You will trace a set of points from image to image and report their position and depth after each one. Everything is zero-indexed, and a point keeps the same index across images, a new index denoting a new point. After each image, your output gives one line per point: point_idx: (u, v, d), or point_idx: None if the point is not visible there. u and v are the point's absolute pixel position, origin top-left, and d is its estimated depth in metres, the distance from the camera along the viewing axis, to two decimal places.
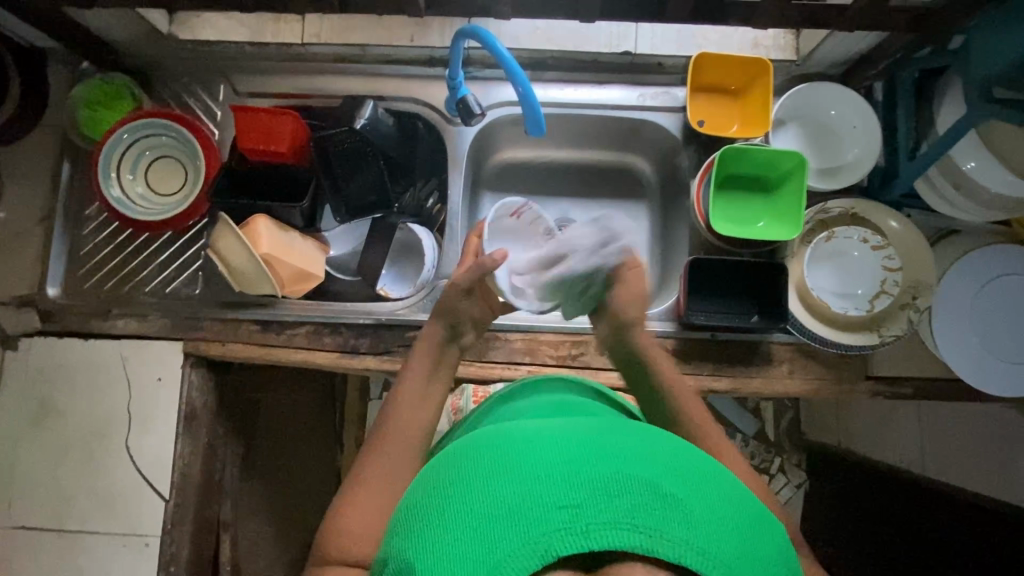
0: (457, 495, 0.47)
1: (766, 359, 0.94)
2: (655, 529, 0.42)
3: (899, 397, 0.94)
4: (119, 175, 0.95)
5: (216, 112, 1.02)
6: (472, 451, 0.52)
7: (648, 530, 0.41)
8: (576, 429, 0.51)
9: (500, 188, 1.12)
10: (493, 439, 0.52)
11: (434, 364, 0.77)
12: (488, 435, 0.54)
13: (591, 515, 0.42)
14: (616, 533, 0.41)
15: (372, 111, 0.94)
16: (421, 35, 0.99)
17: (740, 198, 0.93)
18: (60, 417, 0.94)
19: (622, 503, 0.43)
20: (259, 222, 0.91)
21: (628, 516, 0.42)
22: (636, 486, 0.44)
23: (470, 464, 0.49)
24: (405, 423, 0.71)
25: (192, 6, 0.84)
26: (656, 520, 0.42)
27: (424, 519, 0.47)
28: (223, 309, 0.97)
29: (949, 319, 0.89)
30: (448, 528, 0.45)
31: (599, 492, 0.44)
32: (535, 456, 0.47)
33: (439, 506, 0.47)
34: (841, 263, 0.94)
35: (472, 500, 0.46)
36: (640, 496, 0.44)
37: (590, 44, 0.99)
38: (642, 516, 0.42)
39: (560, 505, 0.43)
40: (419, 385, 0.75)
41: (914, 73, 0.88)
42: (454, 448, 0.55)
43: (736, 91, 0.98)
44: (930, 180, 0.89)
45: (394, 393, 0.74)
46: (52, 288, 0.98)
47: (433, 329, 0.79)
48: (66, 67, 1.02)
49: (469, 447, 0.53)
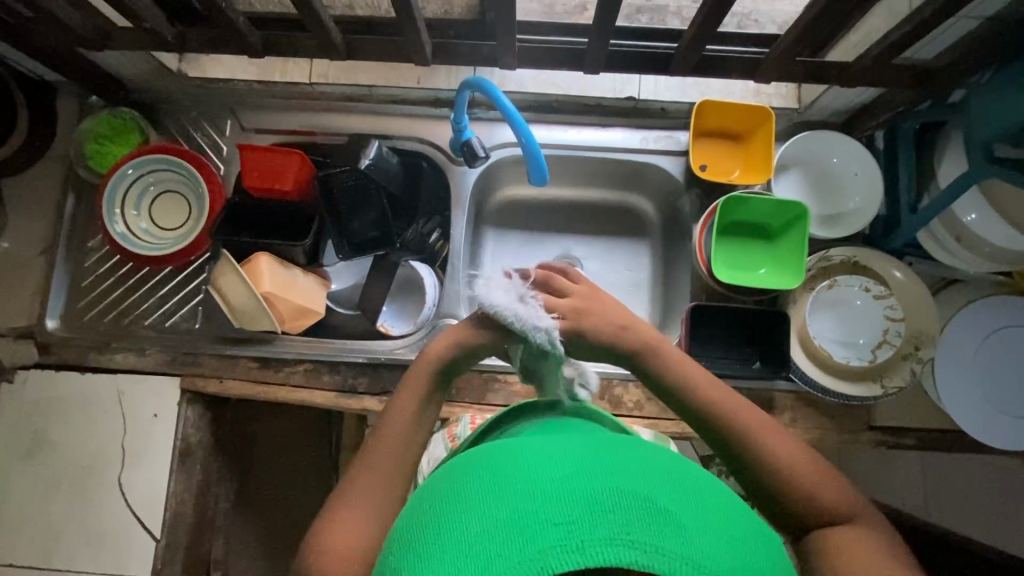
0: (451, 512, 0.46)
1: (767, 407, 0.93)
2: (650, 544, 0.41)
3: (901, 448, 0.93)
4: (123, 211, 0.96)
5: (222, 147, 1.03)
6: (465, 468, 0.51)
7: (642, 545, 0.41)
8: (571, 442, 0.50)
9: (503, 225, 1.12)
10: (487, 453, 0.51)
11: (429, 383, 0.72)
12: (481, 451, 0.52)
13: (586, 532, 0.41)
14: (611, 548, 0.41)
15: (377, 151, 0.95)
16: (427, 77, 1.00)
17: (741, 246, 0.94)
18: (53, 451, 0.93)
19: (616, 518, 0.42)
20: (260, 260, 0.91)
21: (623, 532, 0.41)
22: (630, 500, 0.43)
23: (465, 482, 0.48)
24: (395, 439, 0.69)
25: (203, 49, 0.85)
26: (650, 535, 0.41)
27: (417, 538, 0.46)
28: (222, 345, 0.97)
29: (952, 370, 0.89)
30: (441, 546, 0.44)
31: (594, 507, 0.43)
32: (529, 470, 0.46)
33: (432, 524, 0.46)
34: (843, 312, 0.93)
35: (466, 516, 0.45)
36: (635, 510, 0.43)
37: (595, 89, 1.01)
38: (636, 531, 0.41)
39: (554, 522, 0.42)
40: (411, 414, 0.70)
41: (915, 124, 0.87)
42: (447, 465, 0.54)
43: (738, 136, 0.99)
44: (932, 232, 0.89)
45: (386, 417, 0.71)
46: (51, 319, 0.98)
47: (425, 363, 0.73)
48: (75, 99, 1.03)
49: (463, 463, 0.52)
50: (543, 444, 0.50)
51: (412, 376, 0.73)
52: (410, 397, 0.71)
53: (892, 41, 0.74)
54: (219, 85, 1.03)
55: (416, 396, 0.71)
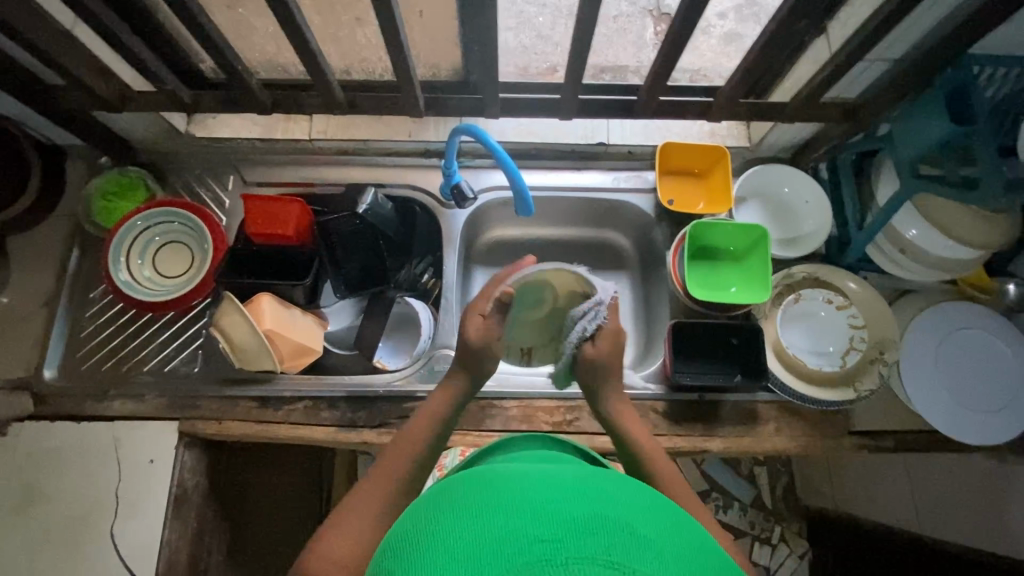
0: (447, 519, 0.47)
1: (752, 418, 0.98)
2: (629, 566, 0.41)
3: (882, 451, 0.97)
4: (128, 260, 1.00)
5: (225, 201, 1.10)
6: (458, 490, 0.51)
7: (622, 567, 0.41)
8: (562, 475, 0.52)
9: (492, 264, 1.20)
10: (480, 479, 0.52)
11: (459, 380, 0.84)
12: (478, 475, 0.54)
13: (569, 550, 0.42)
14: (592, 567, 0.41)
15: (373, 197, 1.03)
16: (418, 131, 1.11)
17: (713, 267, 1.02)
18: (43, 504, 0.91)
19: (598, 540, 0.43)
20: (263, 300, 0.95)
21: (604, 552, 0.42)
22: (614, 526, 0.44)
23: (458, 502, 0.49)
24: (425, 424, 0.79)
25: (215, 109, 0.95)
26: (630, 558, 0.42)
27: (408, 544, 0.46)
28: (222, 386, 0.99)
29: (916, 371, 0.95)
30: (431, 547, 0.44)
31: (580, 526, 0.43)
32: (525, 493, 0.48)
33: (427, 530, 0.47)
34: (811, 324, 1.01)
35: (458, 530, 0.45)
36: (619, 533, 0.44)
37: (568, 137, 1.12)
38: (619, 554, 0.42)
39: (542, 539, 0.42)
40: (427, 433, 0.78)
41: (852, 155, 1.00)
42: (441, 484, 0.55)
43: (700, 173, 1.10)
44: (879, 247, 0.99)
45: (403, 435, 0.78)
46: (48, 370, 0.99)
47: (449, 389, 0.83)
48: (86, 162, 1.10)
49: (456, 485, 0.52)
50: (534, 476, 0.51)
51: (429, 404, 0.82)
52: (425, 418, 0.79)
53: (815, 83, 0.87)
54: (224, 144, 1.11)
55: (447, 391, 0.83)
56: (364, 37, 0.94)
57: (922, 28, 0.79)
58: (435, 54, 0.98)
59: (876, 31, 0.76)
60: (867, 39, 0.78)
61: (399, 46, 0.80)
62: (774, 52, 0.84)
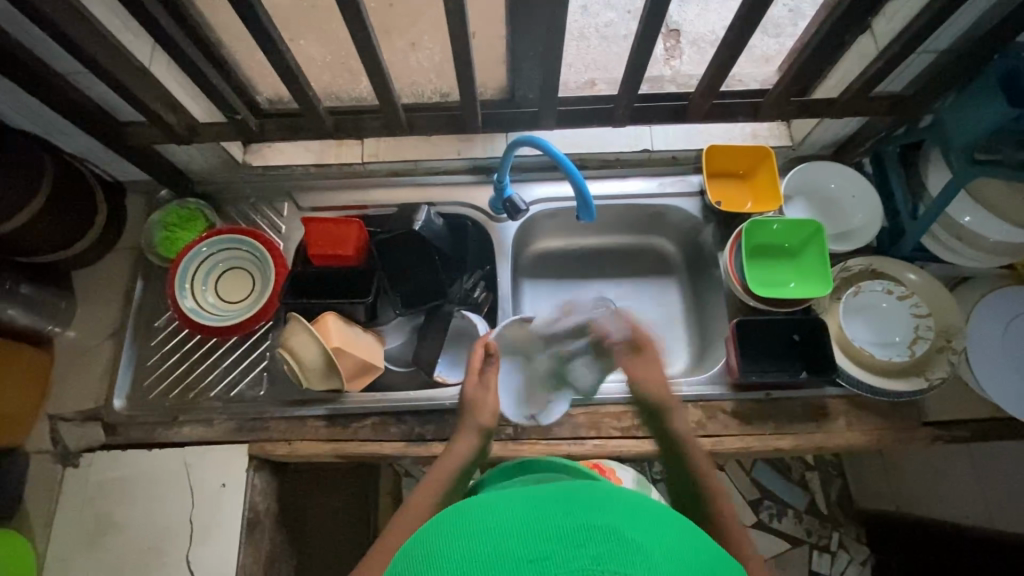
0: (433, 540, 0.43)
1: (822, 414, 0.97)
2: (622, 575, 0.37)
3: (959, 440, 0.96)
4: (192, 287, 1.02)
5: (280, 226, 1.12)
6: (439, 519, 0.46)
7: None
8: (548, 491, 0.47)
9: (539, 275, 1.21)
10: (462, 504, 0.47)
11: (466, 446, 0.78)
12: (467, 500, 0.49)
13: (558, 564, 0.38)
14: None
15: (426, 214, 1.04)
16: (466, 149, 1.15)
17: (768, 264, 1.02)
18: (118, 533, 0.92)
19: (587, 551, 0.39)
20: (328, 319, 0.95)
21: (595, 564, 0.38)
22: (604, 534, 0.40)
23: (439, 525, 0.44)
24: (436, 486, 0.72)
25: (278, 136, 0.98)
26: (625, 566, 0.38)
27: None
28: (289, 407, 0.99)
29: (984, 358, 0.95)
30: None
31: (570, 538, 0.40)
32: (512, 509, 0.44)
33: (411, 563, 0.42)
34: (872, 316, 1.00)
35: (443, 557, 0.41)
36: (609, 542, 0.39)
37: (613, 146, 1.16)
38: (611, 562, 0.38)
39: (529, 558, 0.39)
40: (432, 496, 0.71)
41: (897, 147, 1.02)
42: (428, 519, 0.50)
43: (745, 174, 1.11)
44: (934, 236, 0.99)
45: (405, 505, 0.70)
46: (117, 400, 1.00)
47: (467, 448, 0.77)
48: (144, 197, 1.13)
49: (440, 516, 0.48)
50: (517, 494, 0.47)
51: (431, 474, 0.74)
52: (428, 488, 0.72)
53: (867, 78, 0.89)
54: (278, 172, 1.15)
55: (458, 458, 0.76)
56: (417, 61, 0.98)
57: (973, 19, 0.81)
58: (483, 73, 1.02)
59: (933, 22, 0.78)
60: (921, 31, 0.80)
61: (466, 65, 0.83)
62: (827, 48, 0.86)
